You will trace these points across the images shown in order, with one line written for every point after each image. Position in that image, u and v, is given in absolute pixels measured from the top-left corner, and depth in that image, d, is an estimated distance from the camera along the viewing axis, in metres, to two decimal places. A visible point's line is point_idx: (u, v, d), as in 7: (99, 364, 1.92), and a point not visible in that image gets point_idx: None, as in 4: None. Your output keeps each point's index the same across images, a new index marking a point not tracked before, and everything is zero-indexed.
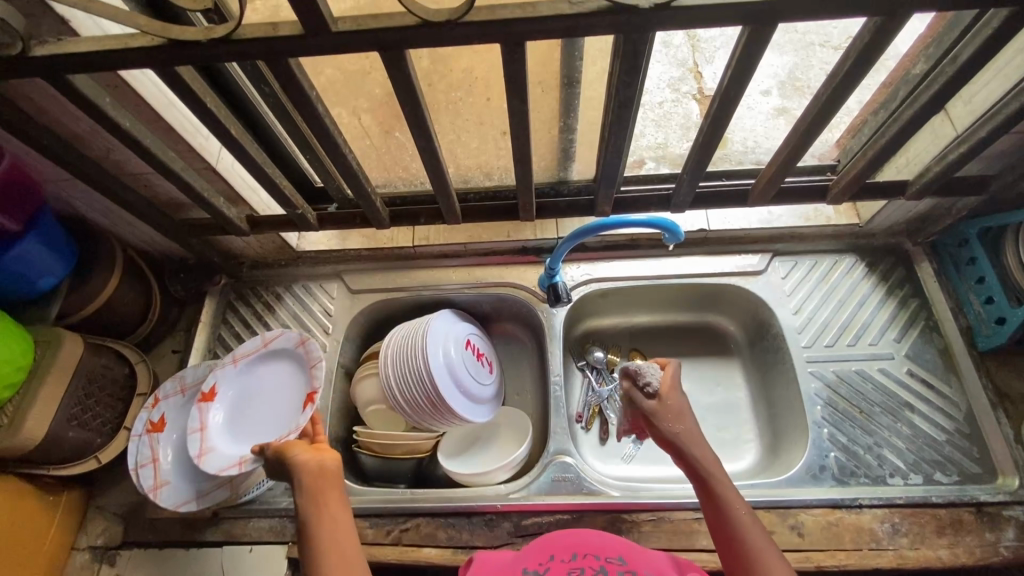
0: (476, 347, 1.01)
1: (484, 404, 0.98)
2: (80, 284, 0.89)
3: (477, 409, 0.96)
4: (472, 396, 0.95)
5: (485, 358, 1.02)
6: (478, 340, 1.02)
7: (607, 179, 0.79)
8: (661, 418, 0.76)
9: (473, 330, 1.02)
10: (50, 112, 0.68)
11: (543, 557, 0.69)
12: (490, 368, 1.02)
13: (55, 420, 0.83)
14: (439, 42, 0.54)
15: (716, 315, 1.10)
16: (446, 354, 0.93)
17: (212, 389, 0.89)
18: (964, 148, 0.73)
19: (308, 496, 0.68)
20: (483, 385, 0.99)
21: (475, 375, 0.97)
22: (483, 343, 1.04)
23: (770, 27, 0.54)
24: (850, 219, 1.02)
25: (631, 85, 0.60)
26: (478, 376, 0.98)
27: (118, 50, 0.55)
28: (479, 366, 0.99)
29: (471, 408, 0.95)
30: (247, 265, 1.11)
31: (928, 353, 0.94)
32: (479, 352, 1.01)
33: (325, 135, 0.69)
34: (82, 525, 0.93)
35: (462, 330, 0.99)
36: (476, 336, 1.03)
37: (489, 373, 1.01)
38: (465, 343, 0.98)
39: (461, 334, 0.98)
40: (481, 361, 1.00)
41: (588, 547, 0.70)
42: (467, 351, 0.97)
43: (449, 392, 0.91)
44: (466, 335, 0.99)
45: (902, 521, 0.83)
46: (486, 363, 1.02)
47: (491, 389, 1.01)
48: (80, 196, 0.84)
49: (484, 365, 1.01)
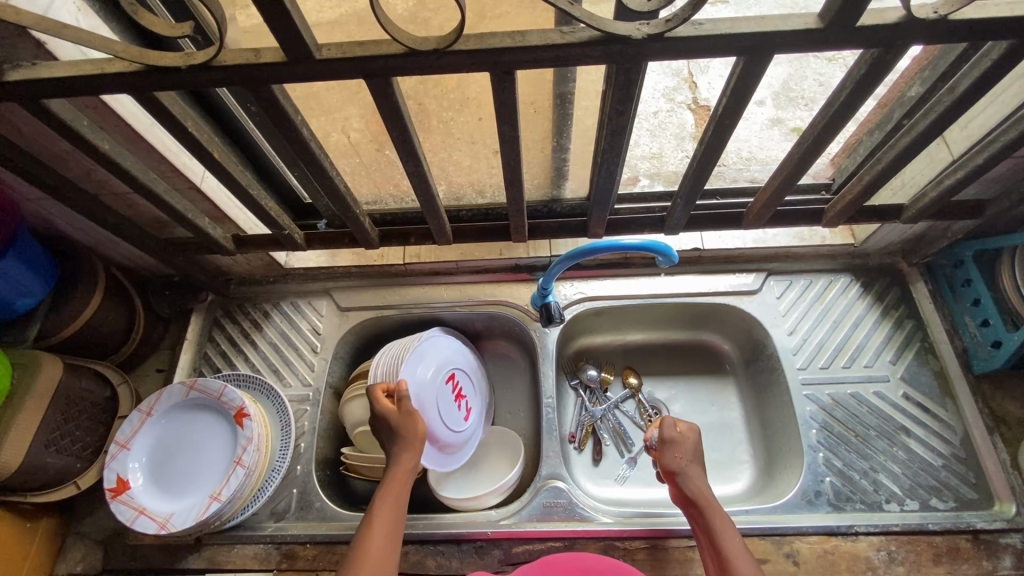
0: (459, 382, 0.98)
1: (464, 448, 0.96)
2: (60, 304, 0.87)
3: (454, 455, 0.94)
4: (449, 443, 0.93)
5: (463, 404, 0.97)
6: (463, 376, 0.99)
7: (599, 202, 0.79)
8: (669, 448, 0.74)
9: (460, 366, 0.99)
10: (28, 134, 0.66)
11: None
12: (474, 407, 1.00)
13: (33, 446, 0.80)
14: (428, 69, 0.53)
15: (709, 334, 1.09)
16: (422, 391, 0.90)
17: (120, 480, 0.84)
18: (961, 173, 0.72)
19: (400, 465, 0.77)
20: (447, 425, 0.92)
21: (456, 419, 0.94)
22: (467, 379, 1.00)
23: (765, 58, 0.53)
24: (845, 240, 1.01)
25: (624, 113, 0.59)
26: (446, 410, 0.93)
27: (94, 76, 0.53)
28: (461, 407, 0.96)
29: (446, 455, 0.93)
30: (235, 281, 1.09)
31: (924, 376, 0.94)
32: (465, 391, 0.99)
33: (311, 159, 0.67)
34: (61, 551, 0.91)
35: (449, 362, 0.97)
36: (461, 371, 0.99)
37: (472, 414, 0.99)
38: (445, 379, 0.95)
39: (446, 367, 0.96)
40: (464, 402, 0.98)
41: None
42: (448, 390, 0.95)
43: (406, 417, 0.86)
44: (449, 370, 0.96)
45: (898, 549, 0.82)
46: (471, 402, 0.99)
47: (473, 432, 0.98)
48: (61, 216, 0.82)
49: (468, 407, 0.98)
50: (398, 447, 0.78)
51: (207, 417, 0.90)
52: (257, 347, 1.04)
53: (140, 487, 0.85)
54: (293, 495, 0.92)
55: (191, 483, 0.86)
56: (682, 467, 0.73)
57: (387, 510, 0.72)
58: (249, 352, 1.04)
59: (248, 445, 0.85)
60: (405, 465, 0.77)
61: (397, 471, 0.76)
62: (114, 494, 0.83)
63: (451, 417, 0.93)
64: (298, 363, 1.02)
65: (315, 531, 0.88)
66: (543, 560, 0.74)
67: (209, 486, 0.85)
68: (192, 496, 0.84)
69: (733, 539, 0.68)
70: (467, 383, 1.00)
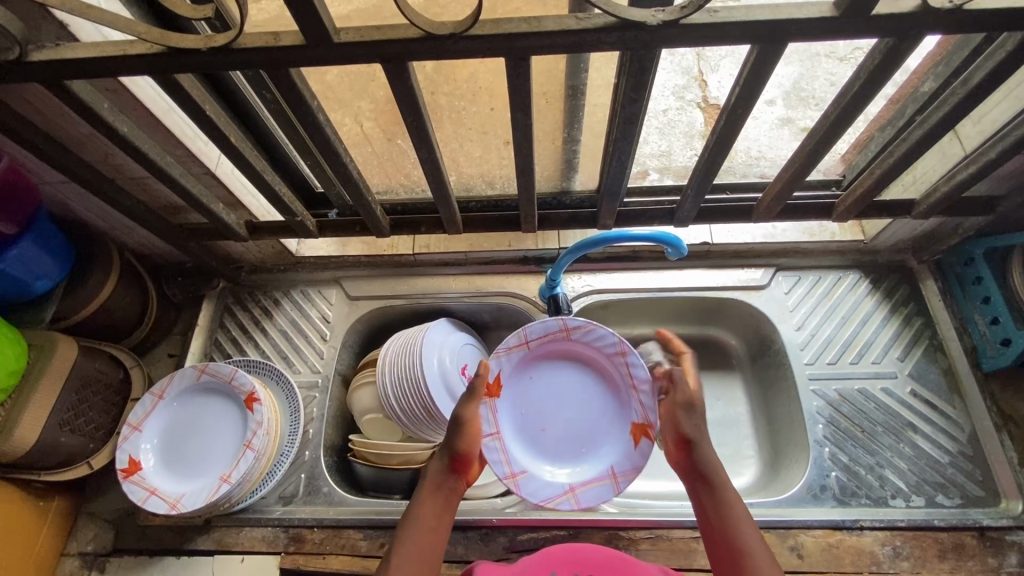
0: (534, 392, 0.88)
1: (554, 476, 0.84)
2: (75, 287, 0.88)
3: (543, 486, 0.82)
4: (589, 473, 0.84)
5: (526, 411, 0.87)
6: (527, 362, 0.88)
7: (609, 192, 0.79)
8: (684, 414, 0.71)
9: (541, 354, 0.88)
10: (48, 116, 0.67)
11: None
12: (507, 404, 0.85)
13: (47, 426, 0.81)
14: (444, 54, 0.54)
15: (717, 330, 1.09)
16: (445, 379, 0.92)
17: (132, 461, 0.85)
18: (973, 168, 0.72)
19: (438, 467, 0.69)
20: (563, 444, 0.86)
21: (577, 435, 0.87)
22: (519, 361, 0.88)
23: (780, 46, 0.53)
24: (855, 236, 1.00)
25: (637, 101, 0.60)
26: (556, 428, 0.87)
27: (117, 57, 0.54)
28: (539, 417, 0.87)
29: (595, 490, 0.82)
30: (247, 269, 1.10)
31: (932, 373, 0.94)
32: (525, 379, 0.88)
33: (325, 144, 0.68)
34: (72, 531, 0.92)
35: (573, 351, 0.89)
36: (530, 359, 0.89)
37: (515, 413, 0.86)
38: (581, 375, 0.89)
39: (595, 367, 0.89)
40: (539, 402, 0.88)
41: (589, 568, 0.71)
42: (574, 391, 0.88)
43: (604, 447, 0.86)
44: (583, 366, 0.89)
45: (903, 544, 0.82)
46: (509, 394, 0.87)
47: (523, 446, 0.85)
48: (77, 199, 0.84)
49: (521, 401, 0.87)
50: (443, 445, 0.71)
51: (217, 402, 0.91)
52: (267, 334, 1.05)
53: (152, 468, 0.86)
54: (301, 480, 0.93)
55: (202, 468, 0.87)
56: (696, 436, 0.68)
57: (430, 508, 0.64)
58: (259, 339, 1.05)
59: (257, 429, 0.86)
60: (436, 473, 0.68)
61: (430, 479, 0.68)
62: (126, 474, 0.84)
63: (585, 431, 0.87)
64: (308, 351, 1.03)
65: (323, 515, 0.90)
66: (546, 549, 0.72)
67: (219, 469, 0.86)
68: (203, 480, 0.85)
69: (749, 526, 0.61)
70: (512, 366, 0.87)
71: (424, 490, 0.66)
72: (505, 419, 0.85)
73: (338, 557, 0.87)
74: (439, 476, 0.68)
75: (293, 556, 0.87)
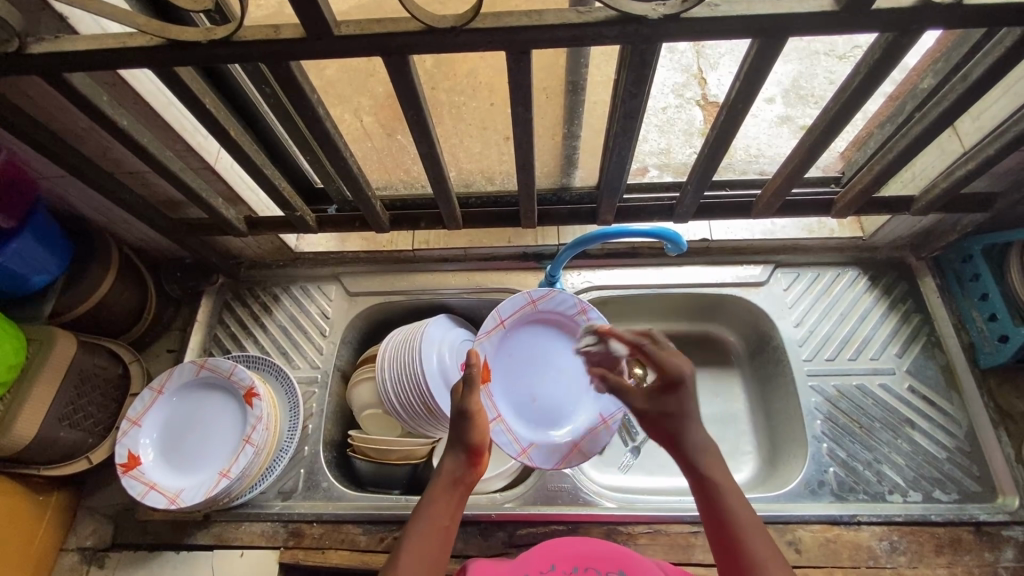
0: (516, 364, 0.92)
1: (555, 437, 0.89)
2: (74, 282, 0.88)
3: (550, 452, 0.87)
4: (583, 427, 0.90)
5: (514, 383, 0.91)
6: (505, 341, 0.91)
7: (609, 188, 0.79)
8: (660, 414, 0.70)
9: (517, 330, 0.92)
10: (46, 109, 0.67)
11: (545, 567, 0.70)
12: (498, 386, 0.89)
13: (46, 420, 0.81)
14: (446, 47, 0.54)
15: (716, 326, 1.09)
16: (445, 375, 0.92)
17: (131, 455, 0.85)
18: (971, 164, 0.72)
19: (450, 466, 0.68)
20: (554, 405, 0.91)
21: (563, 396, 0.92)
22: (498, 343, 0.90)
23: (781, 41, 0.53)
24: (853, 232, 1.01)
25: (637, 96, 0.60)
26: (543, 391, 0.91)
27: (117, 50, 0.54)
28: (527, 386, 0.91)
29: (594, 439, 0.88)
30: (245, 265, 1.10)
31: (929, 369, 0.94)
32: (506, 358, 0.91)
33: (326, 139, 0.68)
34: (72, 526, 0.92)
35: (540, 320, 0.93)
36: (508, 337, 0.92)
37: (506, 393, 0.90)
38: (554, 340, 0.94)
39: (562, 330, 0.94)
40: (522, 375, 0.91)
41: (588, 560, 0.71)
42: (549, 358, 0.93)
43: (587, 398, 0.92)
44: (552, 331, 0.94)
45: (900, 539, 0.82)
46: (497, 376, 0.90)
47: (523, 420, 0.89)
48: (76, 193, 0.83)
49: (507, 378, 0.91)
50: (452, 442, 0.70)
51: (216, 396, 0.91)
52: (266, 330, 1.05)
53: (151, 463, 0.86)
54: (300, 475, 0.93)
55: (201, 463, 0.87)
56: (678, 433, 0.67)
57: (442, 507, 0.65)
58: (258, 334, 1.05)
59: (256, 424, 0.86)
60: (451, 467, 0.68)
61: (445, 472, 0.68)
62: (125, 469, 0.84)
63: (569, 391, 0.92)
64: (307, 346, 1.03)
65: (322, 510, 0.90)
66: (545, 542, 0.73)
67: (219, 464, 0.86)
68: (203, 474, 0.85)
69: (746, 521, 0.59)
70: (494, 347, 0.90)
71: (439, 485, 0.66)
72: (501, 397, 0.89)
73: (337, 551, 0.87)
74: (453, 473, 0.68)
75: (292, 551, 0.87)
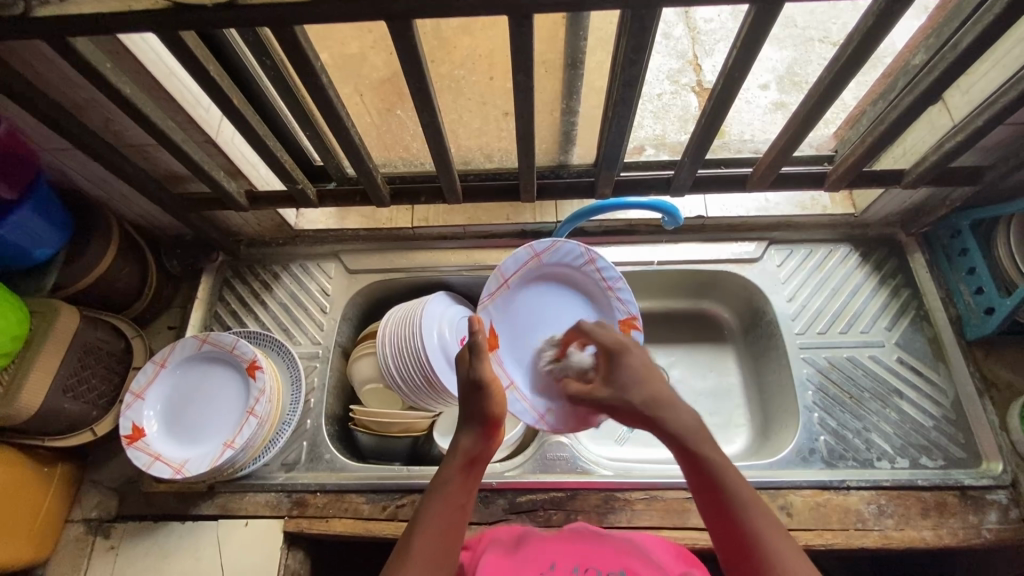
0: (523, 325, 0.91)
1: None
2: (75, 256, 0.88)
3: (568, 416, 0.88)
4: None
5: (524, 346, 0.91)
6: (509, 302, 0.91)
7: (608, 161, 0.80)
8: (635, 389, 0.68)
9: (522, 288, 0.92)
10: (49, 77, 0.67)
11: (545, 565, 0.69)
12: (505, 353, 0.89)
13: (51, 391, 0.82)
14: (447, 11, 0.55)
15: (711, 303, 1.11)
16: (445, 350, 0.93)
17: (136, 427, 0.86)
18: (961, 136, 0.74)
19: (462, 443, 0.70)
20: None
21: None
22: (503, 304, 0.91)
23: (776, 6, 0.54)
24: (846, 209, 1.02)
25: (636, 63, 0.61)
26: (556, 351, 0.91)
27: (121, 13, 0.54)
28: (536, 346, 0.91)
29: None
30: (245, 243, 1.10)
31: (917, 341, 0.96)
32: (513, 319, 0.91)
33: (329, 109, 0.69)
34: (77, 498, 0.93)
35: (543, 275, 0.94)
36: (516, 298, 0.92)
37: (517, 358, 0.90)
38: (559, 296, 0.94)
39: (567, 283, 0.95)
40: (532, 334, 0.91)
41: (589, 560, 0.70)
42: (557, 312, 0.93)
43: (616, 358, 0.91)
44: (557, 285, 0.95)
45: (888, 503, 0.85)
46: (503, 342, 0.90)
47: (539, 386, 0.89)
48: (77, 166, 0.84)
49: (516, 340, 0.91)
50: (466, 420, 0.71)
51: (218, 370, 0.92)
52: (267, 307, 1.06)
53: (155, 434, 0.87)
54: (303, 447, 0.95)
55: (205, 435, 0.88)
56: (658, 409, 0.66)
57: (456, 484, 0.67)
58: (259, 311, 1.05)
59: (260, 397, 0.88)
60: (469, 444, 0.70)
61: (461, 449, 0.69)
62: (130, 440, 0.85)
63: None
64: (308, 322, 1.04)
65: (326, 480, 0.91)
66: (545, 542, 0.72)
67: (223, 434, 0.87)
68: (207, 445, 0.87)
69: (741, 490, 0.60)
70: (501, 313, 0.90)
71: (456, 461, 0.69)
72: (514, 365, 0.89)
73: (341, 520, 0.89)
74: (470, 449, 0.70)
75: (296, 520, 0.89)
